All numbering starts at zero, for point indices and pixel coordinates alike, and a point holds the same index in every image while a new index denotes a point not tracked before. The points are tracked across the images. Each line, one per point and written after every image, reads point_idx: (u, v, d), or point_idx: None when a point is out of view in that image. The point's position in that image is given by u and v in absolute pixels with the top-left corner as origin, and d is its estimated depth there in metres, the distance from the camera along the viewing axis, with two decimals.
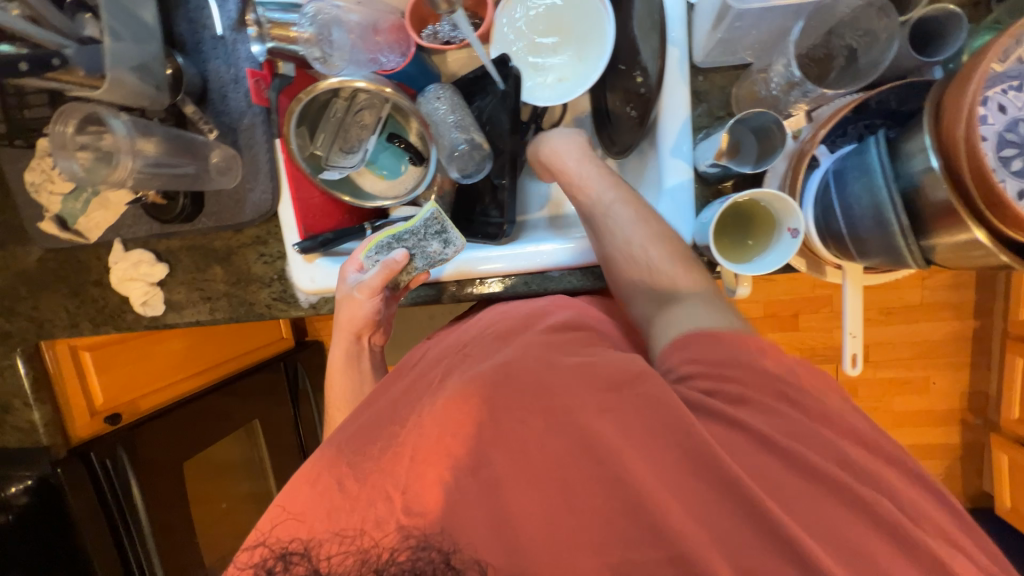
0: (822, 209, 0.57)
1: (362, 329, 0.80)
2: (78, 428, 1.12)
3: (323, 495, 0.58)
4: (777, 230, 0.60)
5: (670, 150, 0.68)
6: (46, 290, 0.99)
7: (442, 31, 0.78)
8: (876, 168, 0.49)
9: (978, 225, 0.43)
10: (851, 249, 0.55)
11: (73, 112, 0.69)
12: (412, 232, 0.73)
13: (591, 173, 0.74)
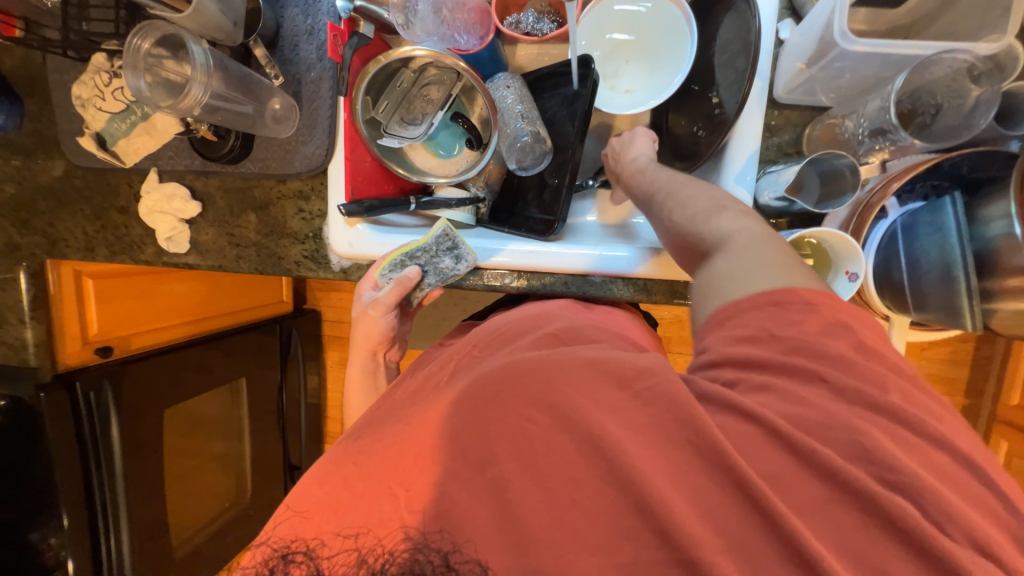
0: (885, 256, 0.60)
1: (377, 346, 0.81)
2: (67, 353, 1.07)
3: (332, 495, 0.52)
4: (833, 273, 0.62)
5: (734, 177, 0.69)
6: (66, 207, 0.96)
7: (524, 21, 0.79)
8: (952, 228, 0.52)
9: None
10: (908, 302, 0.58)
11: (153, 30, 0.67)
12: (424, 249, 0.75)
13: (645, 160, 0.73)
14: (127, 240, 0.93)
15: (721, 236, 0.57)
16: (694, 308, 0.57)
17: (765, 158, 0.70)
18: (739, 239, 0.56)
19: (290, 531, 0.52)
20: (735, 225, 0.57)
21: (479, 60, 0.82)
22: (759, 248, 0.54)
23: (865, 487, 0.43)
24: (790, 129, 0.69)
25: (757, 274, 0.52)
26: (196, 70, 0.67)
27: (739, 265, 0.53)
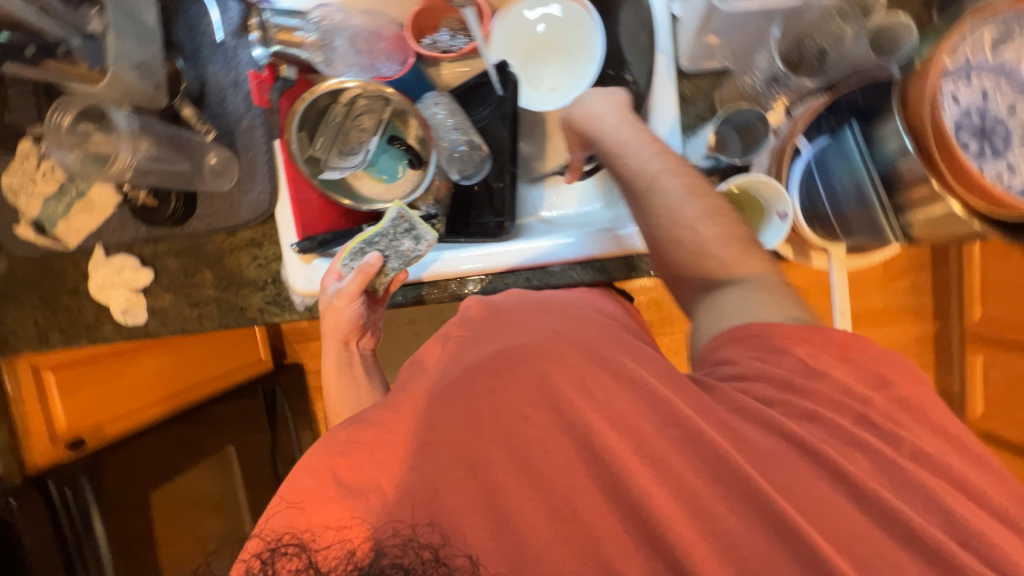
0: (809, 192, 0.65)
1: (348, 335, 0.76)
2: (35, 455, 1.04)
3: (323, 486, 0.48)
4: (766, 215, 0.65)
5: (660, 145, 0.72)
6: (13, 301, 0.92)
7: (441, 40, 0.82)
8: (855, 152, 0.59)
9: (952, 197, 0.53)
10: (837, 228, 0.63)
11: (71, 104, 0.66)
12: (383, 233, 0.71)
13: (632, 137, 0.63)
14: (82, 320, 0.90)
15: (743, 268, 0.58)
16: (695, 325, 0.60)
17: (685, 126, 0.74)
18: (755, 271, 0.58)
19: (284, 523, 0.48)
20: (752, 258, 0.59)
21: (405, 82, 0.85)
22: (782, 288, 0.58)
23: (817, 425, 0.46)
24: (700, 98, 0.74)
25: (788, 309, 0.56)
26: (123, 137, 0.68)
27: (776, 302, 0.56)
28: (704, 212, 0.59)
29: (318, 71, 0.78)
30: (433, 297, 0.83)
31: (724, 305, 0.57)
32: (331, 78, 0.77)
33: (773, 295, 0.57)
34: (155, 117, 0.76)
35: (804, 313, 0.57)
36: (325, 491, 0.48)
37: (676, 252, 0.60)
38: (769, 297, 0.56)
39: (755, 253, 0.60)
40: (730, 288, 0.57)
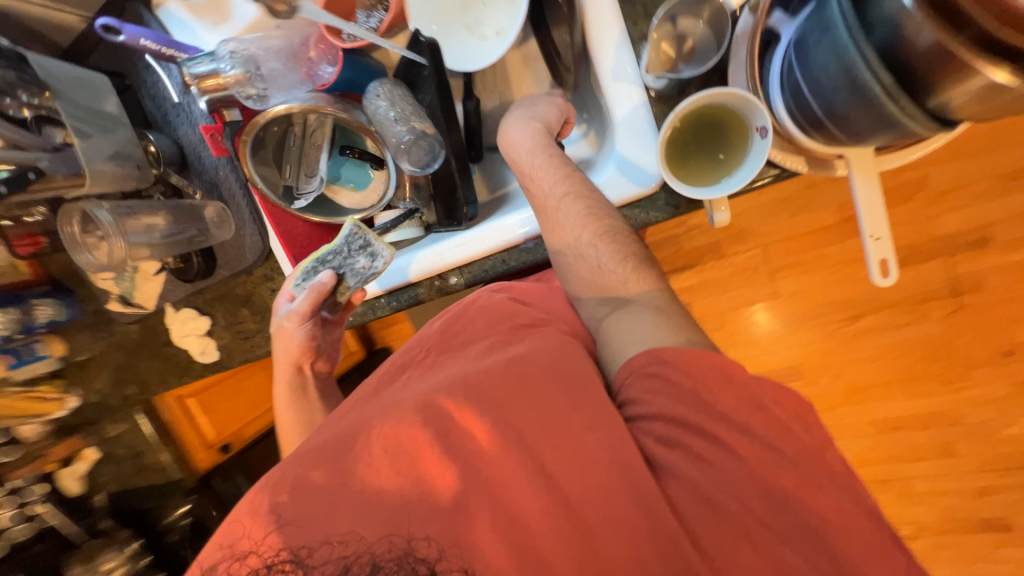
0: (793, 91, 0.55)
1: (300, 359, 0.79)
2: (199, 459, 1.45)
3: (322, 507, 0.52)
4: (747, 134, 0.58)
5: (609, 77, 0.68)
6: (136, 357, 1.09)
7: (359, 26, 0.76)
8: (840, 26, 0.44)
9: (998, 65, 0.42)
10: (837, 131, 0.53)
11: (73, 212, 0.76)
12: (335, 251, 0.73)
13: (545, 165, 0.66)
14: (176, 364, 1.10)
15: (633, 289, 0.64)
16: (598, 342, 0.66)
17: (637, 36, 0.68)
18: (644, 291, 0.64)
19: (281, 540, 0.51)
20: (641, 279, 0.64)
21: (344, 86, 0.81)
22: (669, 307, 0.63)
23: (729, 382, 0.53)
24: None
25: (675, 327, 0.60)
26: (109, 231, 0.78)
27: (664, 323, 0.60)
28: (601, 238, 0.64)
29: (252, 105, 0.77)
30: (420, 297, 0.82)
31: (621, 321, 0.63)
32: (272, 106, 0.75)
33: (662, 311, 0.62)
34: (158, 198, 0.86)
35: (694, 329, 0.60)
36: (324, 515, 0.51)
37: (576, 273, 0.67)
38: (658, 314, 0.61)
39: (649, 272, 0.65)
40: (625, 308, 0.63)
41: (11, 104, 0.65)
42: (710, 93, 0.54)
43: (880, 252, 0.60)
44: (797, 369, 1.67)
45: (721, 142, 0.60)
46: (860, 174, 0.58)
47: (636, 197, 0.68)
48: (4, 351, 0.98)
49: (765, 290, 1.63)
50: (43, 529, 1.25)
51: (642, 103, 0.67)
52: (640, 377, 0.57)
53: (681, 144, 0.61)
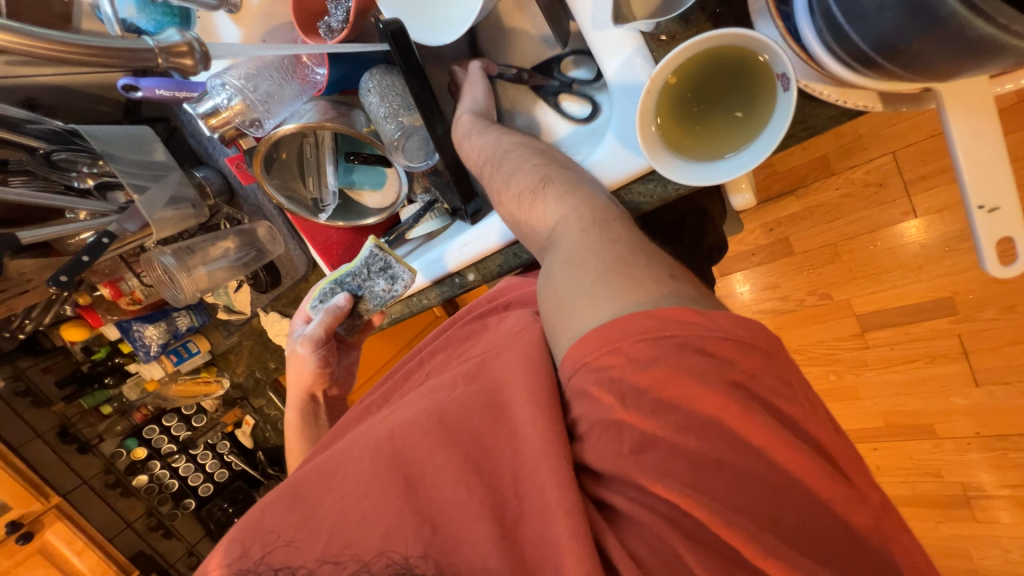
0: (825, 19, 0.40)
1: (312, 385, 0.81)
2: None
3: (325, 522, 0.50)
4: (772, 85, 0.46)
5: (592, 27, 0.57)
6: (253, 352, 1.33)
7: (332, 19, 0.70)
8: None
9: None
10: (891, 67, 0.39)
11: (150, 258, 0.89)
12: (355, 272, 0.74)
13: (486, 135, 0.68)
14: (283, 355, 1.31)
15: (557, 236, 0.57)
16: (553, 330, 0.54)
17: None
18: (568, 235, 0.56)
19: (285, 556, 0.50)
20: (565, 222, 0.56)
21: (339, 86, 0.77)
22: (612, 251, 0.51)
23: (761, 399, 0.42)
24: None
25: (597, 292, 0.48)
26: (174, 272, 0.89)
27: (602, 284, 0.48)
28: (522, 192, 0.62)
29: (254, 132, 0.79)
30: (445, 294, 0.85)
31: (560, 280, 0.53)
32: (286, 123, 0.73)
33: (602, 259, 0.51)
34: (226, 225, 0.95)
35: (645, 295, 0.47)
36: (327, 528, 0.49)
37: (523, 233, 0.64)
38: (596, 264, 0.51)
39: (600, 219, 0.55)
40: (562, 259, 0.54)
41: (77, 176, 0.76)
42: (707, 37, 0.44)
43: (998, 227, 0.46)
44: (948, 303, 1.32)
45: (737, 97, 0.50)
46: (956, 117, 0.45)
47: (643, 171, 0.60)
48: (170, 352, 1.22)
49: (899, 208, 1.28)
50: (235, 471, 1.64)
51: (637, 51, 0.55)
52: (581, 371, 0.46)
53: (682, 106, 0.52)
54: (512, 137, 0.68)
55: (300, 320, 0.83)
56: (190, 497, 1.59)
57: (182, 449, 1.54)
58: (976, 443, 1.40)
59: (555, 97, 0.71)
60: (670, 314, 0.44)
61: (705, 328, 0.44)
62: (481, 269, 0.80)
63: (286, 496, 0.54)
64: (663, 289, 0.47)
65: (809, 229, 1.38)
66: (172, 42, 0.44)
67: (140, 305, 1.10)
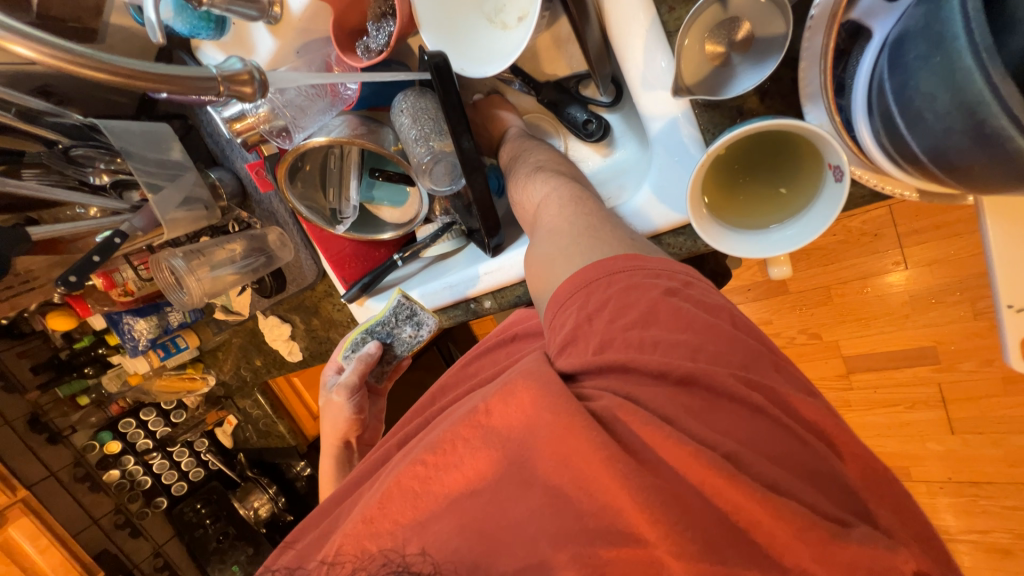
0: (882, 119, 0.42)
1: (346, 433, 0.79)
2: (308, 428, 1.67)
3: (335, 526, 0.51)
4: (821, 167, 0.48)
5: (640, 88, 0.58)
6: (251, 351, 1.32)
7: (371, 40, 0.71)
8: (957, 40, 0.33)
9: None
10: (938, 173, 0.40)
11: (159, 259, 0.86)
12: (383, 323, 0.74)
13: (509, 135, 0.78)
14: (275, 357, 1.29)
15: (540, 213, 0.66)
16: (536, 300, 0.63)
17: (673, 27, 0.56)
18: (550, 211, 0.65)
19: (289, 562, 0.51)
20: (549, 200, 0.66)
21: (369, 102, 0.79)
22: (580, 220, 0.61)
23: (778, 445, 0.43)
24: None
25: (571, 253, 0.58)
26: (183, 274, 0.86)
27: (572, 243, 0.58)
28: (520, 179, 0.72)
29: (276, 142, 0.77)
30: (458, 317, 0.85)
31: (539, 247, 0.63)
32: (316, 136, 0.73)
33: (574, 227, 0.60)
34: (234, 229, 0.94)
35: (603, 250, 0.56)
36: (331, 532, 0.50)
37: (518, 214, 0.73)
38: (569, 232, 0.60)
39: (576, 198, 0.64)
40: (540, 225, 0.65)
41: (93, 172, 0.74)
42: (768, 122, 0.45)
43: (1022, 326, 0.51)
44: (930, 353, 1.37)
45: (781, 174, 0.52)
46: (994, 220, 0.50)
47: (678, 224, 0.62)
48: (159, 346, 1.20)
49: (890, 257, 1.33)
50: (211, 471, 1.62)
51: (683, 114, 0.57)
52: (559, 313, 0.55)
53: (729, 175, 0.53)
54: (531, 141, 0.76)
55: (332, 370, 0.81)
56: (162, 496, 1.54)
57: (159, 446, 1.48)
58: (948, 488, 1.45)
59: (586, 121, 0.73)
60: (618, 258, 0.54)
61: (726, 376, 0.45)
62: (497, 298, 0.80)
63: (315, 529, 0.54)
64: (619, 246, 0.56)
65: (805, 271, 1.42)
66: (235, 71, 0.46)
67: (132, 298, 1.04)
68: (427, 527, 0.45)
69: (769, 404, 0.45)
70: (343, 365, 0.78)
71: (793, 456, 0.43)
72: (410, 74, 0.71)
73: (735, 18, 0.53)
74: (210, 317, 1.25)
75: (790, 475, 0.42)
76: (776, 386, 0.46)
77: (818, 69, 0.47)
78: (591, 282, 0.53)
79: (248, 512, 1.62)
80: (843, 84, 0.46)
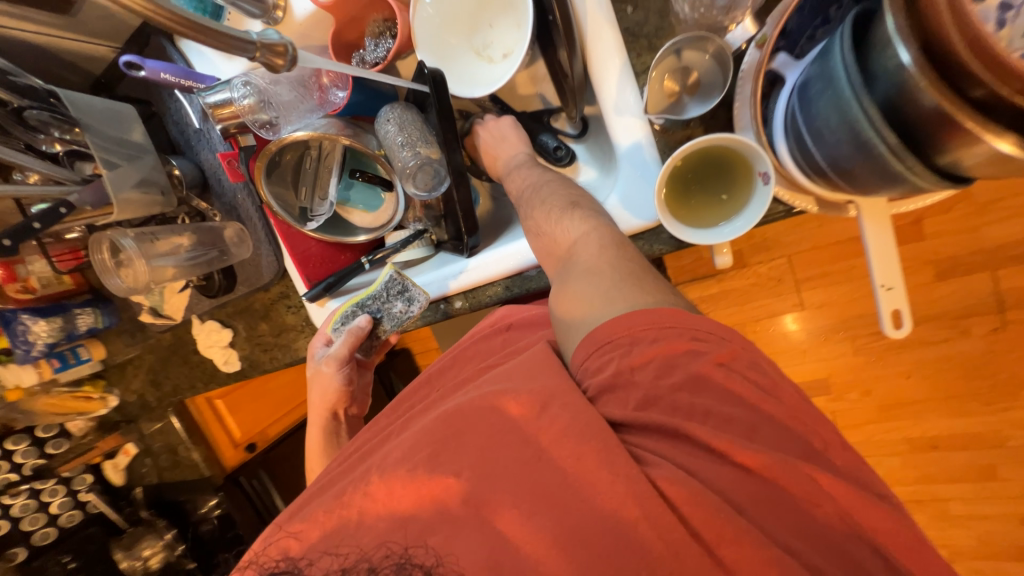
0: (797, 140, 0.54)
1: (334, 403, 0.89)
2: (227, 457, 1.47)
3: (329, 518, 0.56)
4: (752, 177, 0.60)
5: (613, 112, 0.69)
6: (171, 363, 1.18)
7: (367, 53, 0.77)
8: (840, 78, 0.44)
9: (1000, 136, 0.36)
10: (841, 181, 0.52)
11: (100, 241, 0.82)
12: (375, 296, 0.82)
13: (515, 163, 0.79)
14: (206, 369, 1.16)
15: (579, 250, 0.67)
16: (563, 335, 0.65)
17: (640, 69, 0.68)
18: (587, 249, 0.67)
19: (281, 550, 0.57)
20: (587, 238, 0.67)
21: (354, 110, 0.84)
22: (621, 263, 0.64)
23: (718, 415, 0.53)
24: (653, 19, 0.67)
25: (612, 295, 0.62)
26: (133, 255, 0.82)
27: (616, 284, 0.62)
28: (549, 213, 0.72)
29: (263, 134, 0.79)
30: (427, 318, 0.86)
31: (576, 286, 0.65)
32: (293, 129, 0.77)
33: (616, 271, 0.64)
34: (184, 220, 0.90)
35: (650, 298, 0.60)
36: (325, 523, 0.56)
37: (540, 245, 0.72)
38: (613, 276, 0.63)
39: (613, 237, 0.67)
40: (576, 264, 0.66)
41: (44, 140, 0.71)
42: (708, 138, 0.56)
43: (892, 301, 0.62)
44: (824, 383, 1.61)
45: (723, 183, 0.63)
46: (871, 219, 0.59)
47: (637, 229, 0.71)
48: (53, 356, 1.09)
49: (791, 300, 1.57)
50: (91, 514, 1.35)
51: (646, 137, 0.68)
52: (596, 355, 0.59)
53: (682, 182, 0.65)
54: (540, 169, 0.78)
55: (320, 342, 0.89)
56: (19, 547, 1.25)
57: (31, 478, 1.24)
58: None
59: (557, 145, 0.83)
60: (663, 311, 0.59)
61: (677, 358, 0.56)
62: (468, 299, 0.84)
63: (319, 507, 0.57)
64: (660, 297, 0.61)
65: (725, 308, 1.62)
66: (273, 41, 0.48)
67: (32, 296, 0.98)
68: (425, 509, 0.53)
69: (714, 384, 0.55)
70: (332, 338, 0.86)
71: (733, 426, 0.52)
72: (409, 83, 0.76)
73: (687, 67, 0.68)
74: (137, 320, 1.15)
75: (729, 443, 0.51)
76: (720, 370, 0.56)
77: (749, 108, 0.60)
78: (633, 329, 0.58)
79: (131, 563, 1.41)
80: (768, 118, 0.60)
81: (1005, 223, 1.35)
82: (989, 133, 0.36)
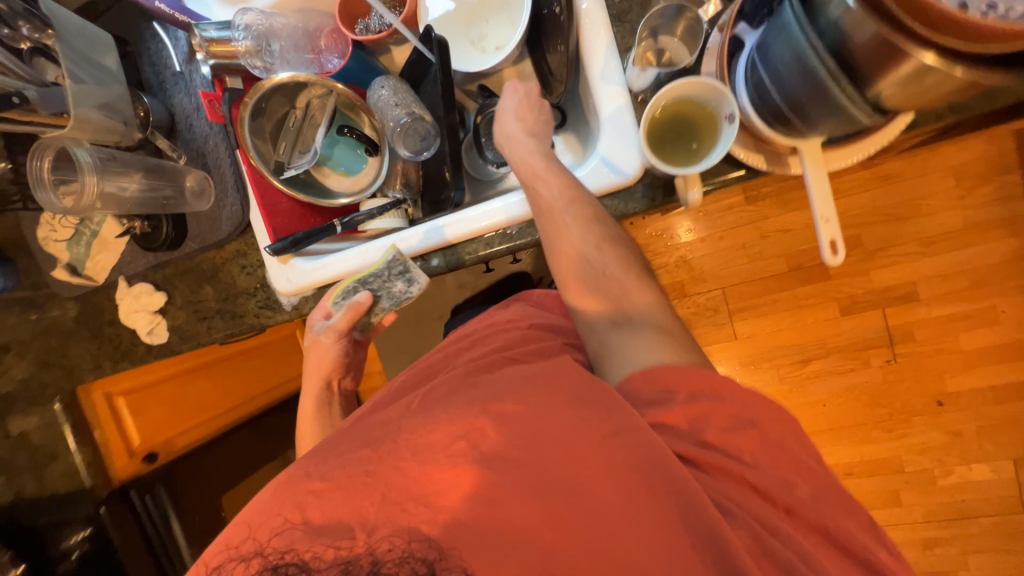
0: (756, 90, 0.66)
1: (329, 373, 0.90)
2: (118, 468, 1.16)
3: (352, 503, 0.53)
4: (717, 122, 0.71)
5: (600, 79, 0.79)
6: (74, 337, 1.03)
7: (371, 22, 0.84)
8: (793, 27, 0.54)
9: (924, 50, 0.45)
10: (797, 121, 0.63)
11: (46, 147, 0.73)
12: (376, 274, 0.83)
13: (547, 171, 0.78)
14: (117, 346, 1.01)
15: (640, 314, 0.71)
16: (611, 370, 0.69)
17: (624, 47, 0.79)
18: (646, 312, 0.72)
19: (285, 542, 0.52)
20: (646, 303, 0.72)
21: (349, 76, 0.86)
22: (676, 330, 0.71)
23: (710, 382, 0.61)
24: (635, 8, 0.79)
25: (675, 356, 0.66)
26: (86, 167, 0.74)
27: (679, 348, 0.67)
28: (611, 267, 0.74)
29: (256, 76, 0.81)
30: None
31: (636, 343, 0.68)
32: (275, 75, 0.79)
33: (675, 335, 0.70)
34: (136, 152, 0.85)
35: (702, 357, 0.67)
36: (347, 500, 0.54)
37: (591, 291, 0.74)
38: (672, 340, 0.69)
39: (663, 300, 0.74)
40: (639, 325, 0.70)
41: (12, 34, 0.67)
42: (674, 85, 0.68)
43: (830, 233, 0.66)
44: None
45: (692, 134, 0.74)
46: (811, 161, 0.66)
47: (616, 187, 0.78)
48: None
49: (726, 328, 1.72)
50: None
51: (625, 103, 0.78)
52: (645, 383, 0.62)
53: (660, 133, 0.75)
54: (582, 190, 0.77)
55: (318, 315, 0.90)
56: None
57: None
58: None
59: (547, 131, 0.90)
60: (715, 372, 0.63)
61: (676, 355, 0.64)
62: (447, 256, 0.85)
63: (339, 469, 0.55)
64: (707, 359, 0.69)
65: None
66: None
67: None
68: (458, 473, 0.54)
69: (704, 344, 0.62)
70: (332, 311, 0.87)
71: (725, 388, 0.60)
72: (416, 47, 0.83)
73: (663, 48, 0.80)
74: (47, 282, 1.00)
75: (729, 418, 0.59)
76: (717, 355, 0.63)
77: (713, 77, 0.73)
78: (687, 381, 0.61)
79: None
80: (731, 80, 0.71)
81: (892, 267, 1.61)
82: (914, 47, 0.45)
